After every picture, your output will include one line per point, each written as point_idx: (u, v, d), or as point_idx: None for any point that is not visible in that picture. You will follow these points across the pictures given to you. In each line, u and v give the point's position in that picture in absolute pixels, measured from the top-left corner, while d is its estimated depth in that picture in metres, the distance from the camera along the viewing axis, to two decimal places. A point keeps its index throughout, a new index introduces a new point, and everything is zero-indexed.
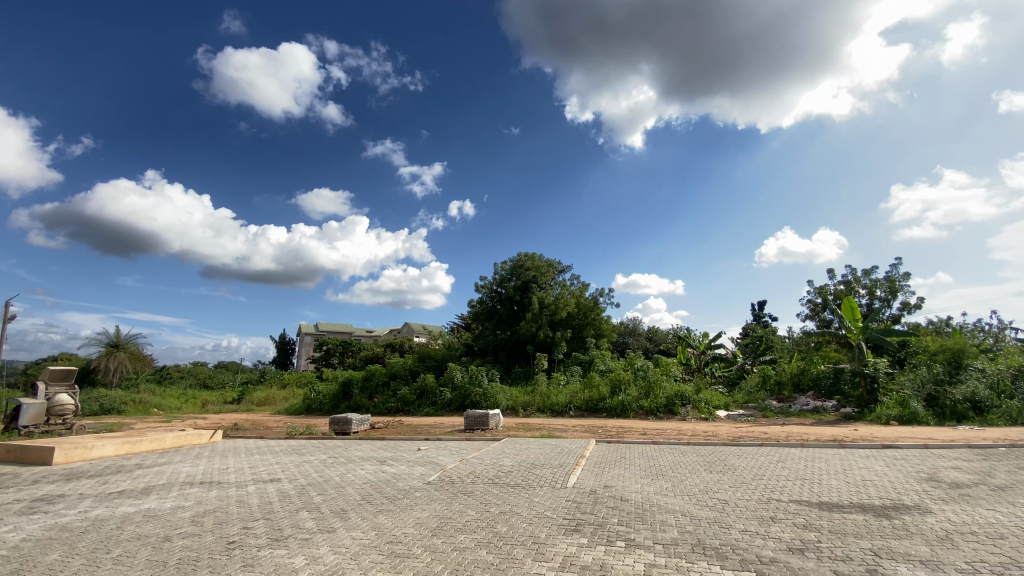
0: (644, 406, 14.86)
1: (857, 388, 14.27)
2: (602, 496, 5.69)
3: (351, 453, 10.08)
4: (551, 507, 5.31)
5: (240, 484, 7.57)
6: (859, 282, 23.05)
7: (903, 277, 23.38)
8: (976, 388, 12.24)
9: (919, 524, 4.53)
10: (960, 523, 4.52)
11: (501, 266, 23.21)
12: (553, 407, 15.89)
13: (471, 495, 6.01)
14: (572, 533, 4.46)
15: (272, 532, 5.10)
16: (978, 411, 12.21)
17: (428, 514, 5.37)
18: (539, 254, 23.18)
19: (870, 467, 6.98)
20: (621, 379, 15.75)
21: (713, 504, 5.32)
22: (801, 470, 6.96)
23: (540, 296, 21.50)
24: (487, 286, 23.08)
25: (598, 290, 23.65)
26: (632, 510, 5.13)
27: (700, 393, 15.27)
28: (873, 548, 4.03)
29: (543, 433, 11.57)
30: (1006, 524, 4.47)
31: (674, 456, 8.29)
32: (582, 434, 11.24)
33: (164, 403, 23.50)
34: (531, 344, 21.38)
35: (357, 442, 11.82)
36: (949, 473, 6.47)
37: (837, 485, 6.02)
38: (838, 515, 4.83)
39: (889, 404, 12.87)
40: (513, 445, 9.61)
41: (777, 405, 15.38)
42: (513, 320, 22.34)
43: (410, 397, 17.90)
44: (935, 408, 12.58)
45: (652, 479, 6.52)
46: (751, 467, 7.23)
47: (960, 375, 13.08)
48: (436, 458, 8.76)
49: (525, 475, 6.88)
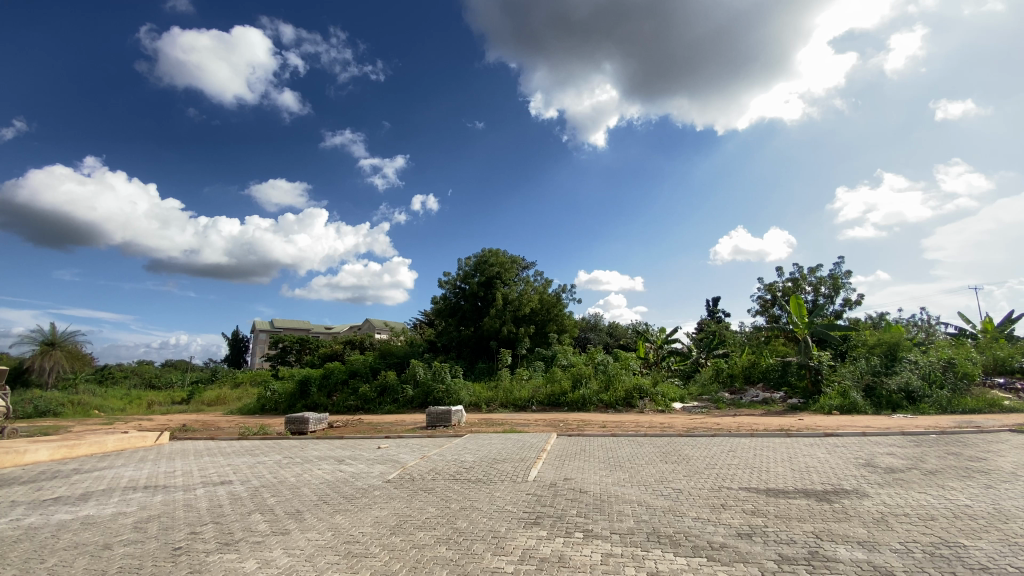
0: (604, 399, 15.19)
1: (803, 379, 15.04)
2: (562, 488, 5.78)
3: (308, 453, 9.81)
4: (511, 501, 5.34)
5: (189, 487, 7.24)
6: (805, 279, 24.23)
7: (846, 275, 24.75)
8: (909, 379, 13.14)
9: (857, 507, 4.83)
10: (894, 506, 4.83)
11: (465, 262, 23.05)
12: (515, 402, 15.98)
13: (432, 491, 5.96)
14: (532, 526, 4.50)
15: (222, 536, 4.90)
16: (910, 401, 13.10)
17: (387, 512, 5.29)
18: (503, 250, 23.14)
19: (814, 454, 7.38)
20: (582, 373, 15.98)
21: (668, 493, 5.48)
22: (750, 458, 7.27)
23: (503, 292, 21.47)
24: (450, 282, 22.86)
25: (560, 286, 23.89)
26: (591, 501, 5.22)
27: (657, 386, 15.72)
28: (815, 531, 4.25)
29: (505, 427, 11.65)
30: (935, 505, 4.82)
31: (632, 447, 8.50)
32: (544, 428, 11.38)
33: (105, 404, 22.17)
34: (494, 340, 21.41)
35: (315, 441, 11.52)
36: (885, 459, 6.92)
37: (783, 471, 6.33)
38: (783, 501, 5.07)
39: (832, 394, 13.63)
40: (475, 440, 9.61)
41: (729, 396, 16.03)
42: (477, 316, 22.27)
43: (370, 394, 17.58)
44: (872, 398, 13.41)
45: (610, 471, 6.67)
46: (704, 456, 7.52)
47: (895, 366, 13.99)
48: (397, 456, 8.64)
49: (486, 470, 6.89)
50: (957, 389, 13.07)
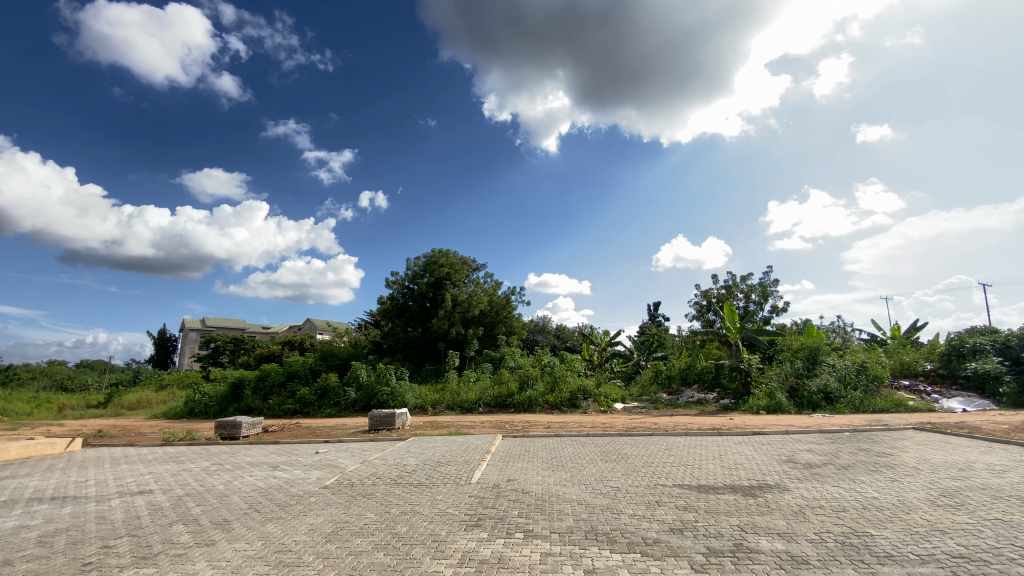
0: (550, 400, 15.41)
1: (734, 380, 15.94)
2: (504, 489, 5.80)
3: (240, 459, 9.31)
4: (453, 504, 5.30)
5: (102, 497, 6.67)
6: (738, 287, 25.68)
7: (774, 283, 26.45)
8: (828, 381, 14.21)
9: (778, 500, 5.16)
10: (811, 498, 5.21)
11: (414, 262, 22.63)
12: (462, 404, 15.85)
13: (371, 497, 5.81)
14: (472, 528, 4.48)
15: (139, 549, 4.54)
16: (828, 401, 14.17)
17: (322, 519, 5.10)
18: (453, 250, 22.96)
19: (741, 451, 7.82)
20: (528, 374, 16.12)
21: (606, 491, 5.64)
22: (685, 456, 7.61)
23: (453, 292, 21.26)
24: (398, 281, 22.37)
25: (510, 288, 23.99)
26: (532, 501, 5.28)
27: (600, 387, 16.15)
28: (741, 524, 4.51)
29: (451, 429, 11.57)
30: (846, 497, 5.25)
31: (575, 447, 8.67)
32: (489, 429, 11.39)
33: (7, 408, 20.06)
34: (442, 341, 21.19)
35: (247, 447, 10.94)
36: (805, 455, 7.46)
37: (713, 468, 6.67)
38: (713, 496, 5.35)
39: (759, 395, 14.51)
40: (419, 443, 9.47)
41: (667, 397, 16.74)
42: (425, 317, 21.92)
43: (309, 397, 16.91)
44: (795, 399, 14.39)
45: (552, 471, 6.76)
46: (642, 455, 7.79)
47: (816, 369, 15.08)
48: (336, 460, 8.36)
49: (429, 473, 6.80)
50: (868, 390, 14.27)
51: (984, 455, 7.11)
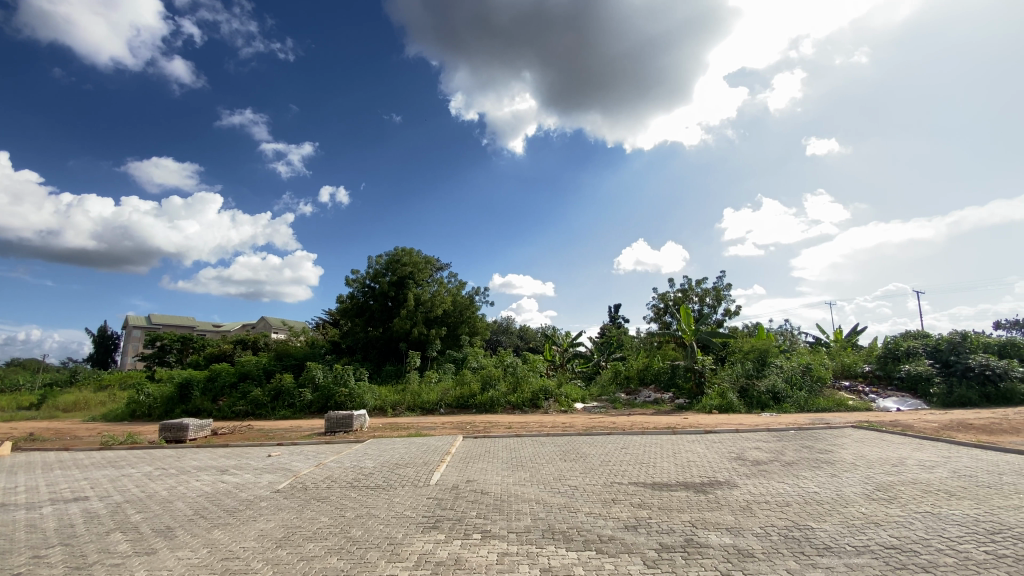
0: (512, 401, 15.47)
1: (689, 381, 16.47)
2: (463, 491, 5.77)
3: (185, 463, 8.86)
4: (411, 506, 5.23)
5: (31, 505, 6.20)
6: (694, 290, 26.55)
7: (727, 287, 27.52)
8: (775, 381, 14.89)
9: (727, 496, 5.37)
10: (758, 494, 5.45)
11: (375, 260, 22.19)
12: (423, 405, 15.65)
13: (326, 500, 5.66)
14: (429, 530, 4.44)
15: (71, 560, 4.25)
16: (776, 400, 14.85)
17: (273, 524, 4.93)
18: (417, 249, 22.66)
19: (694, 450, 8.09)
20: (491, 375, 16.08)
21: (564, 490, 5.72)
22: (640, 454, 7.80)
23: (415, 292, 20.95)
24: (359, 280, 21.87)
25: (474, 288, 23.91)
26: (491, 502, 5.28)
27: (561, 387, 16.34)
28: (692, 520, 4.66)
29: (411, 431, 11.42)
30: (790, 492, 5.51)
31: (535, 447, 8.73)
32: (450, 430, 11.32)
33: None
34: (403, 341, 20.86)
35: (194, 450, 10.43)
36: (753, 452, 7.79)
37: (667, 466, 6.87)
38: (666, 493, 5.50)
39: (712, 395, 15.05)
40: (378, 445, 9.30)
41: (625, 396, 17.13)
42: (387, 316, 21.52)
43: (263, 399, 16.33)
44: (745, 398, 14.99)
45: (511, 471, 6.79)
46: (599, 454, 7.93)
47: (765, 370, 15.76)
48: (290, 464, 8.10)
49: (386, 476, 6.69)
50: (812, 390, 15.04)
51: (914, 451, 7.63)
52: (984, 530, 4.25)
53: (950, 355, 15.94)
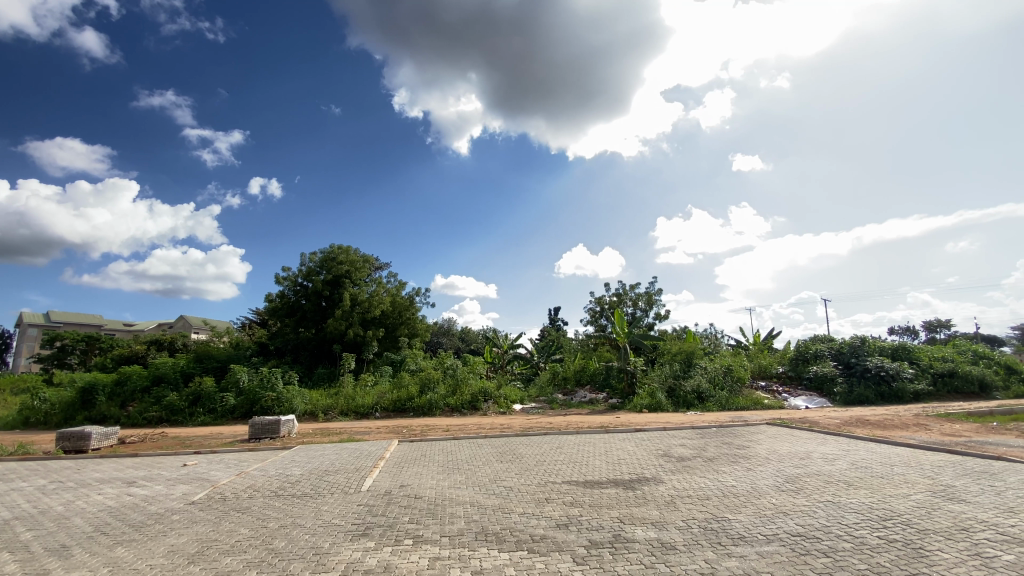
0: (450, 403, 15.32)
1: (622, 381, 17.10)
2: (396, 496, 5.65)
3: (85, 475, 8.03)
4: (339, 514, 5.04)
5: None
6: (628, 295, 27.60)
7: (659, 292, 28.82)
8: (700, 382, 15.77)
9: (653, 492, 5.63)
10: (682, 489, 5.74)
11: (309, 258, 21.26)
12: (357, 409, 15.16)
13: (247, 511, 5.34)
14: (358, 538, 4.31)
15: None
16: (701, 400, 15.72)
17: (186, 539, 4.59)
18: (354, 248, 21.95)
19: (625, 447, 8.40)
20: (429, 378, 15.84)
21: (499, 491, 5.75)
22: (574, 453, 7.99)
23: (351, 292, 20.26)
24: (290, 278, 20.84)
25: (414, 289, 23.54)
26: (424, 507, 5.20)
27: (500, 389, 16.45)
28: (620, 516, 4.84)
29: (343, 436, 11.02)
30: (710, 487, 5.86)
31: (471, 449, 8.71)
32: (385, 435, 11.03)
33: None
34: (337, 343, 20.07)
35: (96, 461, 9.47)
36: (679, 449, 8.19)
37: (599, 464, 7.09)
38: (597, 491, 5.67)
39: (643, 395, 15.72)
40: (306, 452, 8.90)
41: (562, 397, 17.51)
42: (320, 317, 20.62)
43: (179, 404, 15.15)
44: (673, 398, 15.77)
45: (447, 474, 6.73)
46: (535, 454, 8.04)
47: (691, 371, 16.64)
48: (207, 474, 7.56)
49: (315, 483, 6.41)
50: (732, 390, 16.06)
51: (820, 445, 8.34)
52: (876, 517, 4.72)
53: (851, 358, 17.63)
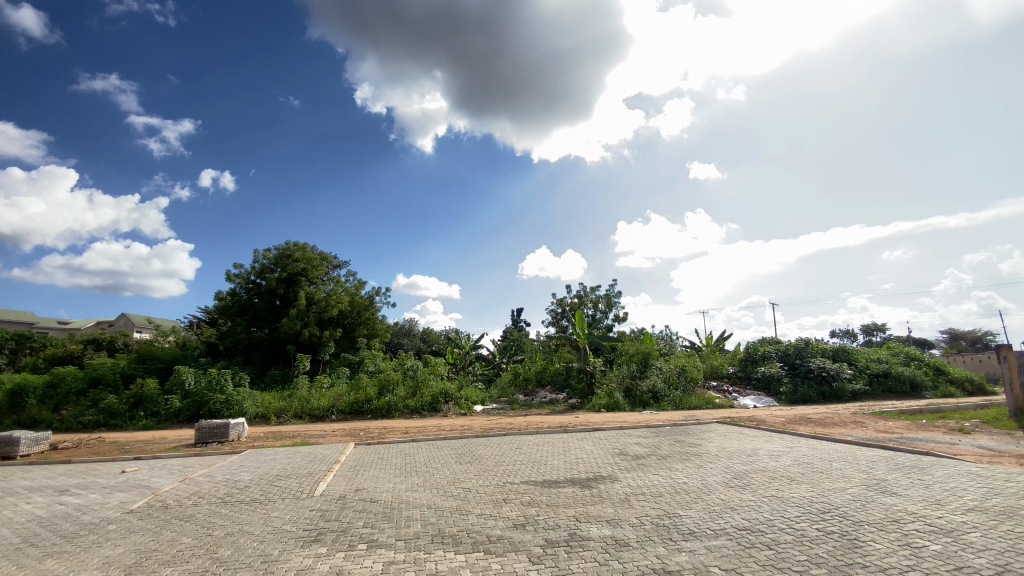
0: (410, 405, 15.09)
1: (581, 381, 17.36)
2: (351, 500, 5.52)
3: (11, 484, 7.44)
4: (290, 520, 4.88)
5: None
6: (588, 297, 28.06)
7: (618, 295, 29.45)
8: (656, 382, 16.21)
9: (609, 490, 5.75)
10: (636, 486, 5.89)
11: (263, 254, 20.51)
12: (312, 412, 14.74)
13: (190, 520, 5.09)
14: (310, 544, 4.19)
15: None
16: (656, 399, 16.16)
17: (123, 550, 4.33)
18: (311, 246, 21.33)
19: (583, 447, 8.53)
20: (389, 379, 15.58)
21: (456, 493, 5.72)
22: (533, 453, 8.04)
23: (307, 290, 19.68)
24: (242, 276, 20.06)
25: (374, 288, 23.11)
26: (380, 510, 5.11)
27: (461, 390, 16.40)
28: (576, 514, 4.91)
29: (296, 440, 10.68)
30: (662, 484, 6.03)
31: (429, 451, 8.62)
32: (340, 438, 10.77)
33: None
34: (292, 343, 19.41)
35: (24, 469, 8.81)
36: (634, 448, 8.39)
37: (557, 463, 7.17)
38: (554, 490, 5.73)
39: (601, 395, 16.02)
40: (257, 456, 8.57)
41: (524, 398, 17.60)
42: (274, 316, 19.91)
43: (119, 407, 14.29)
44: (630, 397, 16.14)
45: (404, 477, 6.64)
46: (494, 455, 8.04)
47: (647, 371, 17.07)
48: (149, 480, 7.16)
49: (265, 489, 6.18)
50: (686, 390, 16.58)
51: (766, 443, 8.73)
52: (816, 510, 4.98)
53: (796, 359, 18.58)
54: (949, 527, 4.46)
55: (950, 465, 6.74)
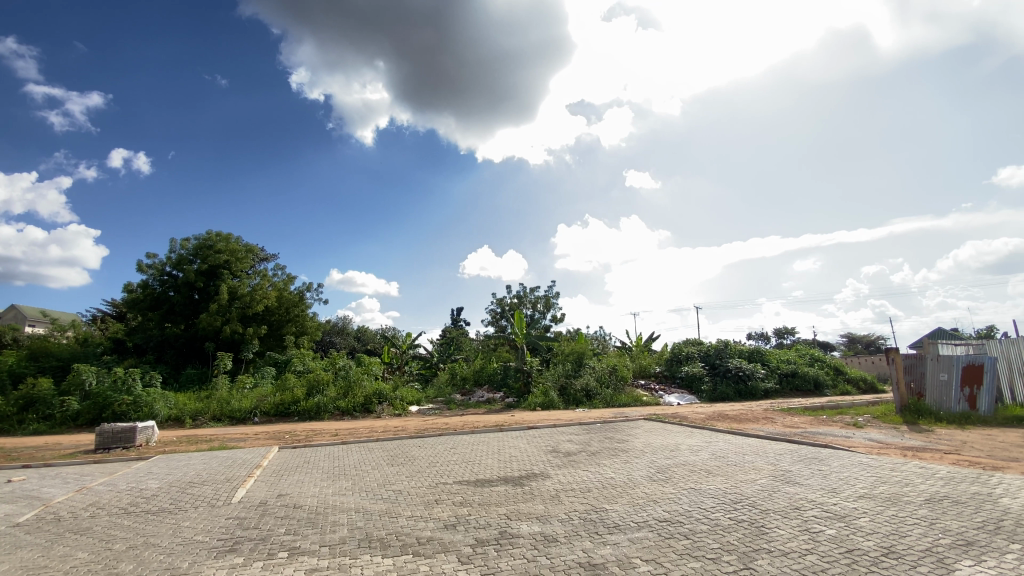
0: (341, 406, 14.57)
1: (518, 381, 17.55)
2: (272, 507, 5.25)
3: None
4: (203, 530, 4.57)
5: None
6: (527, 297, 28.39)
7: (555, 296, 30.00)
8: (589, 381, 16.70)
9: (540, 487, 5.87)
10: (567, 483, 6.05)
11: (180, 244, 19.03)
12: (232, 415, 13.87)
13: (87, 533, 4.63)
14: (224, 555, 3.95)
15: None
16: (589, 397, 16.65)
17: (5, 567, 3.86)
18: (235, 236, 20.06)
19: (516, 445, 8.63)
20: (318, 380, 14.96)
21: (387, 495, 5.60)
22: (467, 453, 8.04)
23: (230, 284, 18.44)
24: (155, 267, 18.48)
25: (306, 283, 22.11)
26: (304, 516, 4.91)
27: (396, 390, 16.05)
28: (507, 512, 4.96)
29: (215, 444, 10.03)
30: (592, 479, 6.23)
31: (360, 453, 8.38)
32: (264, 441, 10.22)
33: None
34: (210, 341, 18.14)
35: None
36: (566, 445, 8.61)
37: (491, 463, 7.20)
38: (487, 489, 5.76)
39: (537, 393, 16.30)
40: (168, 462, 7.95)
41: (460, 398, 17.51)
42: (192, 311, 18.52)
43: (6, 411, 12.86)
44: (565, 396, 16.53)
45: (331, 481, 6.40)
46: (428, 455, 7.96)
47: (581, 370, 17.53)
48: (38, 491, 6.43)
49: (176, 497, 5.75)
50: (617, 388, 17.21)
51: (688, 438, 9.27)
52: (729, 501, 5.35)
53: (716, 359, 19.82)
54: (842, 513, 4.95)
55: (845, 456, 7.47)
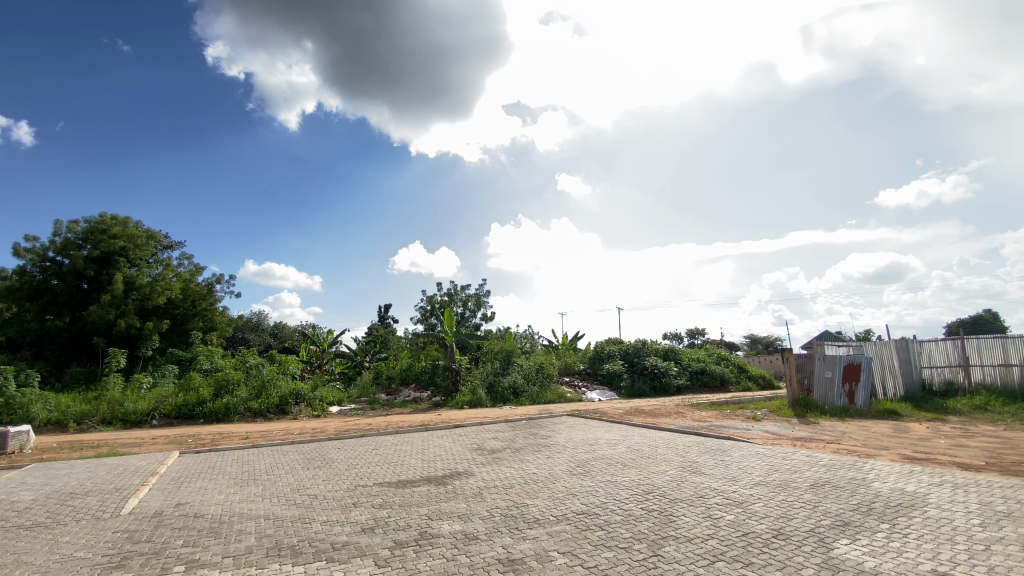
0: (252, 407, 13.67)
1: (446, 379, 17.42)
2: (169, 517, 4.83)
3: None
4: (85, 545, 4.11)
5: None
6: (458, 295, 28.24)
7: (485, 295, 30.08)
8: (516, 379, 16.93)
9: (463, 485, 5.87)
10: (490, 480, 6.09)
11: (66, 227, 16.94)
12: (127, 417, 12.57)
13: None
14: (110, 572, 3.57)
15: None
16: (516, 394, 16.88)
17: None
18: (134, 221, 18.19)
19: (441, 444, 8.56)
20: (227, 379, 13.94)
21: (301, 500, 5.34)
22: (389, 453, 7.84)
23: (126, 273, 16.66)
24: (34, 252, 16.31)
25: (217, 275, 20.53)
26: (206, 526, 4.56)
27: (316, 390, 15.34)
28: (428, 512, 4.91)
29: (104, 450, 9.04)
30: (514, 476, 6.33)
31: (273, 457, 7.92)
32: (164, 446, 9.37)
33: None
34: (101, 336, 16.30)
35: None
36: (490, 442, 8.67)
37: (414, 463, 7.09)
38: (408, 490, 5.67)
39: (464, 392, 16.28)
40: (42, 472, 7.05)
41: (385, 397, 17.08)
42: (79, 302, 16.55)
43: None
44: (492, 394, 16.62)
45: (239, 487, 6.00)
46: (347, 457, 7.67)
47: (509, 368, 17.72)
48: None
49: (53, 510, 5.12)
50: (543, 385, 17.60)
51: (607, 433, 9.67)
52: (642, 492, 5.66)
53: (635, 358, 20.82)
54: (741, 499, 5.41)
55: (745, 447, 8.16)
